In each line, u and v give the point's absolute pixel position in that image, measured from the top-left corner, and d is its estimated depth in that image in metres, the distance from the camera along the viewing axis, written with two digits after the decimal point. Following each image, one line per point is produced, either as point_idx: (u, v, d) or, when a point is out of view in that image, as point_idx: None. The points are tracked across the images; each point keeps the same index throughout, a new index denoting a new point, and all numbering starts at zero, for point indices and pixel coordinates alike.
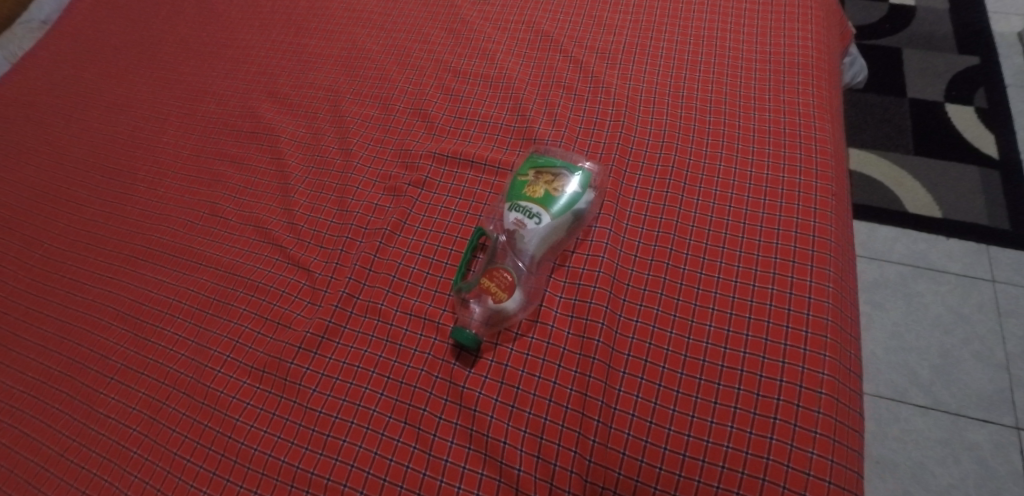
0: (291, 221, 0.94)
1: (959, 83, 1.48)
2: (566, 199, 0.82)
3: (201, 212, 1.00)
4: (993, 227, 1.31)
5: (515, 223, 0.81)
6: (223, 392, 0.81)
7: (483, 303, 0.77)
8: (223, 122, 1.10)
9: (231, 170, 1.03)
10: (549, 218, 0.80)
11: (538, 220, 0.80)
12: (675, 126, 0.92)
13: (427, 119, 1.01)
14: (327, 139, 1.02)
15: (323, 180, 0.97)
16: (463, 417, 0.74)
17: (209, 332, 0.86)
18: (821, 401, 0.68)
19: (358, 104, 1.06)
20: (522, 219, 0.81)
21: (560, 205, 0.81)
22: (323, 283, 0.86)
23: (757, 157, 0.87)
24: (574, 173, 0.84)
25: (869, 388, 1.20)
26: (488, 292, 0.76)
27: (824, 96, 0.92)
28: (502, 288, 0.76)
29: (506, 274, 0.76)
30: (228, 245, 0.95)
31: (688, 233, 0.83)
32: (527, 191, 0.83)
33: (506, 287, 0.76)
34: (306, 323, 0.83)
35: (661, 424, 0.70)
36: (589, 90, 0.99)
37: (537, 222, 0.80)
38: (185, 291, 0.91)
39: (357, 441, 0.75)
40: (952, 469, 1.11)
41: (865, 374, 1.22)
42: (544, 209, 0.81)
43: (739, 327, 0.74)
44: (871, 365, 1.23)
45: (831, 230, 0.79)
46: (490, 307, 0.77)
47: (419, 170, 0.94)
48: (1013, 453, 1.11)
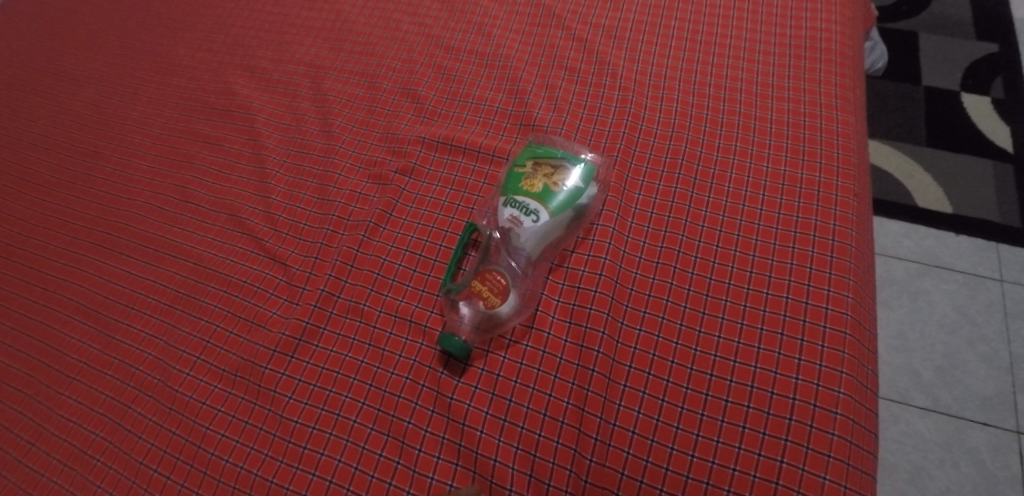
0: (267, 210, 0.86)
1: (976, 72, 1.42)
2: (566, 195, 0.75)
3: (171, 198, 0.92)
4: (1004, 224, 1.26)
5: (511, 220, 0.74)
6: (193, 397, 0.75)
7: (473, 307, 0.71)
8: (195, 98, 1.02)
9: (205, 151, 0.96)
10: (548, 216, 0.74)
11: (535, 218, 0.74)
12: (684, 115, 0.86)
13: (417, 100, 0.94)
14: (307, 119, 0.95)
15: (303, 164, 0.90)
16: (450, 430, 0.69)
17: (178, 330, 0.80)
18: (837, 423, 0.63)
19: (341, 82, 0.98)
20: (518, 216, 0.74)
21: (559, 201, 0.75)
22: (302, 280, 0.79)
23: (774, 151, 0.81)
24: (576, 166, 0.78)
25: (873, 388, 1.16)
26: (480, 296, 0.70)
27: (848, 85, 0.85)
28: (495, 292, 0.70)
29: (500, 277, 0.70)
30: (200, 234, 0.87)
31: (698, 233, 0.77)
32: (524, 184, 0.77)
33: (500, 293, 0.70)
34: (282, 323, 0.77)
35: (663, 443, 0.65)
36: (594, 72, 0.91)
37: (536, 219, 0.74)
38: (152, 284, 0.85)
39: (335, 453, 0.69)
40: (950, 473, 1.08)
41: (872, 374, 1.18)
42: (542, 206, 0.74)
43: (750, 340, 0.69)
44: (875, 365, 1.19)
45: (853, 234, 0.74)
46: (482, 311, 0.71)
47: (407, 156, 0.87)
48: (1013, 458, 1.08)
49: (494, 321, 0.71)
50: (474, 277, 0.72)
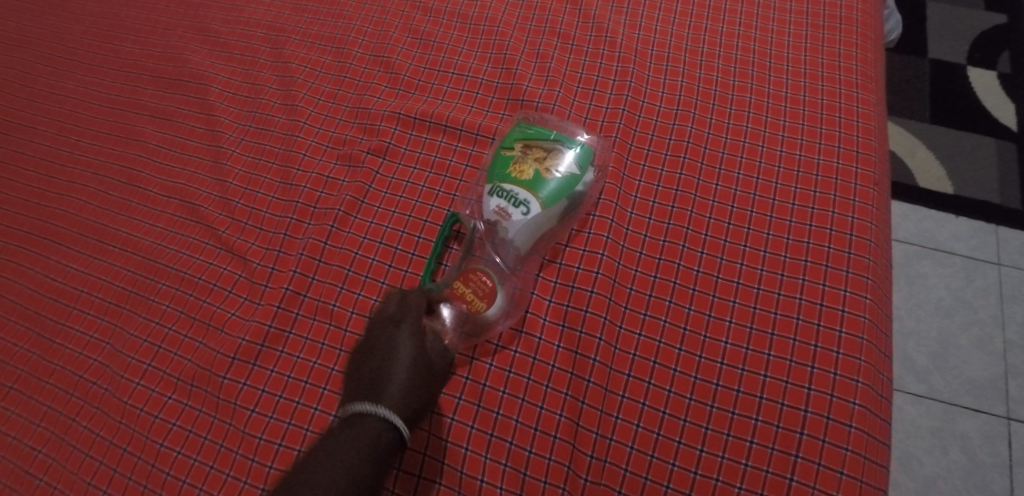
0: (222, 195, 0.77)
1: (983, 44, 1.36)
2: (559, 182, 0.68)
3: (115, 180, 0.82)
4: (1005, 206, 1.22)
5: (497, 212, 0.67)
6: (144, 410, 0.66)
7: (458, 311, 0.65)
8: (139, 65, 0.90)
9: (152, 126, 0.85)
10: (539, 207, 0.67)
11: (525, 210, 0.66)
12: (691, 92, 0.79)
13: (391, 70, 0.84)
14: (268, 90, 0.84)
15: (262, 143, 0.80)
16: (432, 447, 0.65)
17: (126, 333, 0.71)
18: (850, 437, 0.61)
19: (306, 47, 0.88)
20: (506, 207, 0.67)
21: (551, 190, 0.67)
22: (263, 277, 0.71)
23: (789, 134, 0.75)
24: (570, 149, 0.70)
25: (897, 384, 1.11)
26: (465, 298, 0.64)
27: (870, 59, 0.80)
28: (480, 296, 0.63)
29: (485, 278, 0.64)
30: (148, 223, 0.78)
31: (704, 227, 0.72)
32: (513, 170, 0.69)
33: (487, 295, 0.63)
34: (241, 327, 0.68)
35: (664, 459, 0.62)
36: (590, 41, 0.83)
37: (526, 211, 0.66)
38: (94, 281, 0.75)
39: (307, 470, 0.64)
40: (940, 459, 1.05)
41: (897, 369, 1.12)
42: (533, 196, 0.67)
43: (759, 346, 0.66)
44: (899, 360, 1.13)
45: (872, 228, 0.70)
46: (468, 314, 0.65)
47: (380, 134, 0.78)
48: (1001, 444, 1.06)
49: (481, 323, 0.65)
50: (457, 277, 0.65)
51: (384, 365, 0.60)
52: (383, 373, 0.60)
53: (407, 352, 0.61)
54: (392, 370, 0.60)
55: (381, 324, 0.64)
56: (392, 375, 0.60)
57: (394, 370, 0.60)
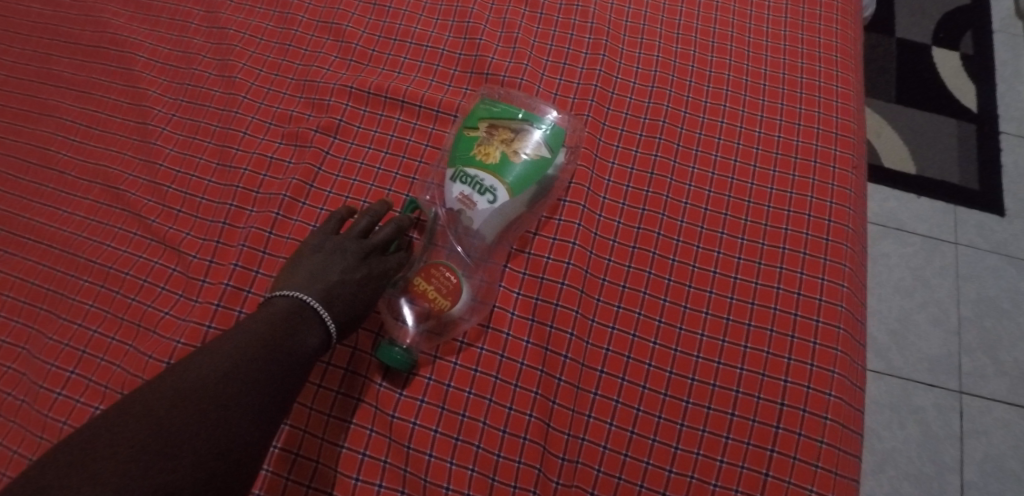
0: (152, 179, 0.69)
1: (947, 23, 1.36)
2: (526, 166, 0.62)
3: (27, 162, 0.73)
4: (963, 186, 1.23)
5: (461, 200, 0.62)
6: (66, 423, 0.59)
7: (418, 309, 0.60)
8: (54, 29, 0.80)
9: (69, 100, 0.76)
10: (506, 194, 0.61)
11: (491, 198, 0.61)
12: (667, 67, 0.74)
13: (342, 39, 0.76)
14: (202, 60, 0.76)
15: (197, 119, 0.72)
16: (393, 453, 0.60)
17: (44, 338, 0.63)
18: (825, 429, 0.59)
19: (245, 11, 0.79)
20: (471, 195, 0.62)
21: (519, 175, 0.62)
22: (200, 271, 0.64)
23: (768, 114, 0.72)
24: (540, 129, 0.64)
25: (875, 364, 1.11)
26: (427, 296, 0.59)
27: (849, 37, 0.77)
28: (444, 293, 0.59)
29: (449, 274, 0.59)
30: (67, 211, 0.69)
31: (680, 212, 0.68)
32: (477, 151, 0.63)
33: (451, 292, 0.59)
34: (176, 328, 0.61)
35: (637, 458, 0.59)
36: (559, 10, 0.77)
37: (492, 200, 0.61)
38: (5, 278, 0.67)
39: (259, 481, 0.59)
40: (897, 434, 1.06)
41: (873, 349, 1.12)
42: (500, 181, 0.61)
43: (736, 338, 0.63)
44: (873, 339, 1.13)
45: (850, 213, 0.67)
46: (430, 313, 0.60)
47: (330, 111, 0.71)
48: (954, 416, 1.08)
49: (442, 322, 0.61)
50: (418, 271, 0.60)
51: (350, 282, 0.57)
52: (345, 287, 0.57)
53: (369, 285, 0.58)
54: (356, 295, 0.57)
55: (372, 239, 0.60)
56: (353, 298, 0.57)
57: (358, 295, 0.57)
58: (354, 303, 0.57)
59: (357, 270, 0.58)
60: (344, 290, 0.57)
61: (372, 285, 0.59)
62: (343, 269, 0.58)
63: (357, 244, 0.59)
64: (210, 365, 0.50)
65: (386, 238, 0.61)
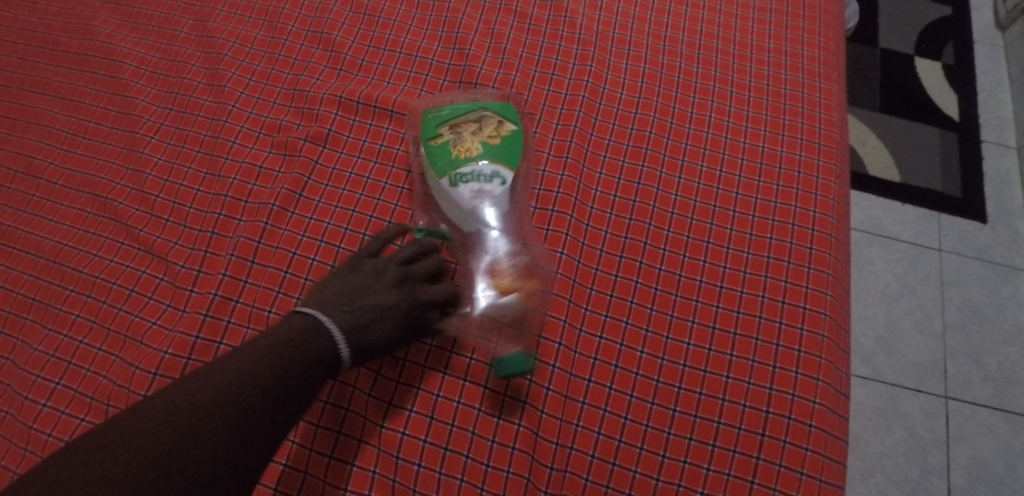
0: (140, 188, 0.69)
1: (930, 34, 1.38)
2: (509, 142, 0.63)
3: (13, 171, 0.72)
4: (947, 194, 1.24)
5: (476, 196, 0.60)
6: (50, 434, 0.58)
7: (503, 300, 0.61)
8: (41, 37, 0.80)
9: (56, 108, 0.75)
10: (510, 172, 0.62)
11: (499, 180, 0.61)
12: (653, 79, 0.75)
13: (332, 48, 0.76)
14: (191, 68, 0.76)
15: (185, 128, 0.72)
16: (382, 464, 0.60)
17: (29, 348, 0.63)
18: (810, 436, 0.60)
19: (234, 19, 0.79)
20: (482, 186, 0.60)
21: (508, 153, 0.62)
22: (188, 280, 0.64)
23: (753, 124, 0.73)
24: (493, 111, 0.65)
25: (862, 370, 1.12)
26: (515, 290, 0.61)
27: (832, 49, 0.78)
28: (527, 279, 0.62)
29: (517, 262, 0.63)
30: (53, 220, 0.69)
31: (667, 222, 0.68)
32: (458, 152, 0.62)
33: (528, 273, 0.63)
34: (163, 338, 0.61)
35: (625, 466, 0.60)
36: (548, 20, 0.78)
37: (502, 181, 0.61)
38: None
39: None
40: (884, 439, 1.07)
41: (859, 354, 1.13)
42: (499, 165, 0.61)
43: (722, 346, 0.63)
44: (860, 345, 1.14)
45: (833, 222, 0.68)
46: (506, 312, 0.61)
47: (320, 120, 0.71)
48: (940, 421, 1.09)
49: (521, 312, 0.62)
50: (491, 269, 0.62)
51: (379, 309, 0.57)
52: (374, 313, 0.57)
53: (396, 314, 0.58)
54: (379, 321, 0.56)
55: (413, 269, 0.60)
56: (374, 322, 0.56)
57: (382, 322, 0.56)
58: (374, 328, 0.56)
59: (388, 295, 0.58)
60: (369, 314, 0.56)
61: (400, 313, 0.58)
62: (376, 292, 0.57)
63: (395, 270, 0.59)
64: (233, 362, 0.52)
65: (426, 269, 0.61)
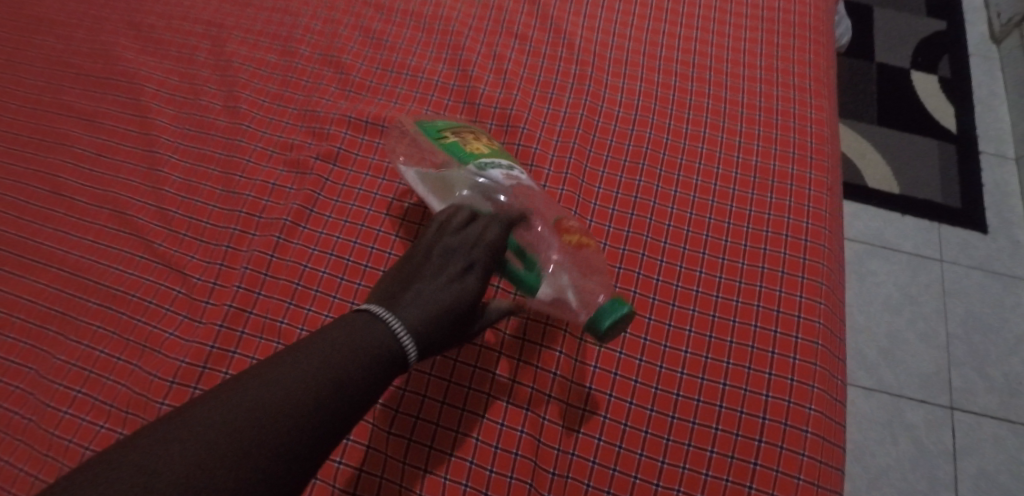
0: (159, 205, 0.72)
1: (926, 49, 1.41)
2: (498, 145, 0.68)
3: (38, 189, 0.76)
4: (946, 205, 1.26)
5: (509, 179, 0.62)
6: (72, 441, 0.61)
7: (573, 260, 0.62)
8: (66, 62, 0.84)
9: (79, 129, 0.79)
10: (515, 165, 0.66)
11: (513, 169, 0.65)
12: (649, 97, 0.78)
13: (341, 71, 0.80)
14: (208, 91, 0.80)
15: (202, 147, 0.76)
16: (389, 469, 0.62)
17: (51, 358, 0.65)
18: (807, 442, 0.61)
19: (249, 44, 0.83)
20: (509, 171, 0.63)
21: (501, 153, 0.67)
22: (204, 293, 0.66)
23: (746, 140, 0.75)
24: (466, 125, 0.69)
25: (866, 381, 1.13)
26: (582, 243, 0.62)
27: (823, 66, 0.80)
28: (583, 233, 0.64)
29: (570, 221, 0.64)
30: (76, 236, 0.72)
31: (664, 234, 0.71)
32: (471, 148, 0.63)
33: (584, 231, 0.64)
34: (180, 348, 0.64)
35: (626, 472, 0.61)
36: (548, 42, 0.81)
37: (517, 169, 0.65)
38: (14, 300, 0.69)
39: None
40: (890, 450, 1.08)
41: (862, 365, 1.14)
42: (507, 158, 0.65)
43: (719, 354, 0.65)
44: (863, 356, 1.15)
45: (826, 233, 0.70)
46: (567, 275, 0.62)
47: (330, 139, 0.75)
48: (945, 433, 1.09)
49: (586, 272, 0.62)
50: (552, 234, 0.62)
51: (435, 285, 0.55)
52: (429, 289, 0.55)
53: (453, 287, 0.56)
54: (439, 298, 0.55)
55: (463, 234, 0.58)
56: (435, 301, 0.54)
57: (443, 301, 0.55)
58: (436, 307, 0.54)
59: (443, 273, 0.56)
60: (427, 296, 0.55)
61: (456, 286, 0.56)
62: (431, 272, 0.56)
63: (449, 242, 0.58)
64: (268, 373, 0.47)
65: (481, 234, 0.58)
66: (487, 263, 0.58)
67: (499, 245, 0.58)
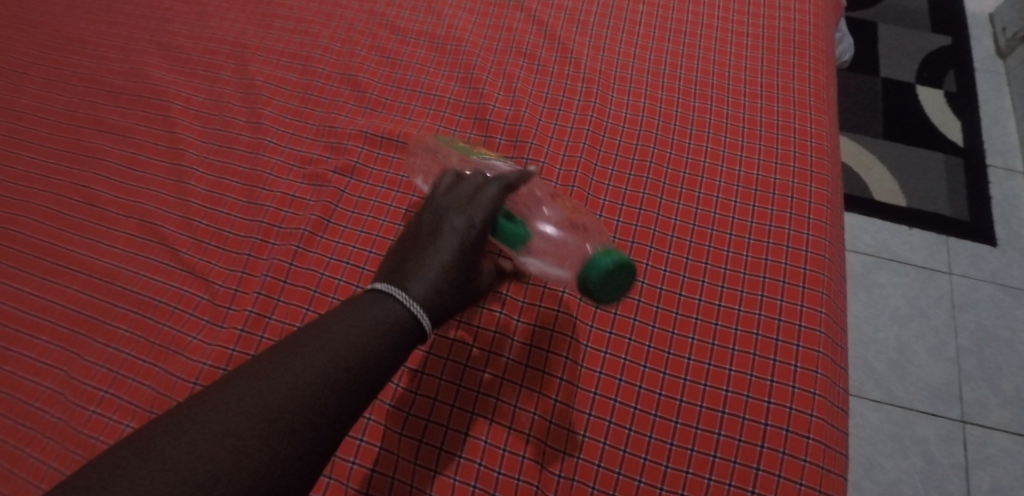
0: (184, 215, 0.76)
1: (931, 64, 1.43)
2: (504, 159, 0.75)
3: (71, 200, 0.80)
4: (954, 218, 1.27)
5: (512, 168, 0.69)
6: (98, 439, 0.64)
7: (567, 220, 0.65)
8: (99, 80, 0.89)
9: (111, 144, 0.83)
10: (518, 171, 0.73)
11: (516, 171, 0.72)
12: (653, 112, 0.81)
13: (358, 88, 0.84)
14: (232, 108, 0.84)
15: (226, 161, 0.79)
16: (400, 470, 0.64)
17: (81, 360, 0.69)
18: (808, 448, 0.62)
19: (271, 64, 0.87)
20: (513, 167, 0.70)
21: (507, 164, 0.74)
22: (226, 299, 0.70)
23: (747, 154, 0.78)
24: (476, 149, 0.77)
25: (875, 393, 1.13)
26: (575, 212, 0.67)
27: (823, 82, 0.83)
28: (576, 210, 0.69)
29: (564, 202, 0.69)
30: (106, 244, 0.76)
31: (667, 244, 0.73)
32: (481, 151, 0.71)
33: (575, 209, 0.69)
34: (203, 351, 0.67)
35: (630, 476, 0.63)
36: (555, 60, 0.85)
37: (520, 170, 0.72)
38: (47, 305, 0.73)
39: None
40: (900, 464, 1.07)
41: (871, 377, 1.14)
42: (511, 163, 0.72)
43: (721, 361, 0.67)
44: (872, 368, 1.15)
45: (826, 244, 0.72)
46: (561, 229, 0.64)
47: (347, 153, 0.78)
48: (958, 446, 1.08)
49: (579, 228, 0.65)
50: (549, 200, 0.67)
51: (434, 249, 0.57)
52: (429, 253, 0.56)
53: (452, 247, 0.57)
54: (440, 259, 0.56)
55: (456, 197, 0.60)
56: (435, 264, 0.56)
57: (443, 262, 0.56)
58: (438, 267, 0.56)
59: (441, 236, 0.58)
60: (428, 259, 0.56)
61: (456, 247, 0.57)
62: (429, 236, 0.58)
63: (444, 207, 0.60)
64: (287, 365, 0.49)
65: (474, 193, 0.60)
66: (483, 219, 0.59)
67: (494, 199, 0.60)
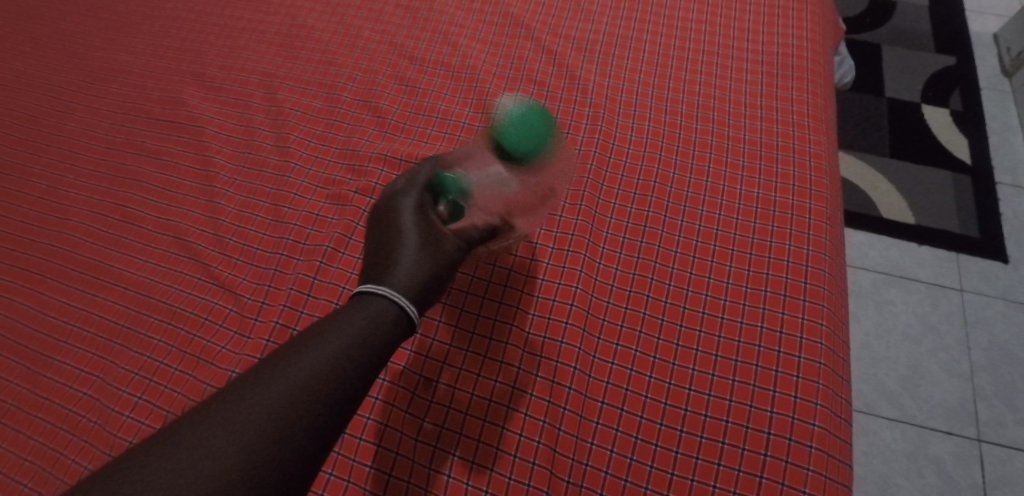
0: (215, 232, 0.81)
1: (937, 84, 1.45)
2: None
3: (110, 218, 0.85)
4: (963, 235, 1.28)
5: None
6: (132, 441, 0.68)
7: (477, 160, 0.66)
8: (138, 107, 0.95)
9: (148, 166, 0.89)
10: None
11: None
12: (657, 135, 0.85)
13: (379, 114, 0.89)
14: (261, 133, 0.89)
15: (255, 183, 0.85)
16: (416, 474, 0.67)
17: (117, 367, 0.73)
18: (811, 457, 0.63)
19: (298, 92, 0.93)
20: None
21: None
22: (253, 310, 0.74)
23: (748, 174, 0.81)
24: None
25: (887, 411, 1.13)
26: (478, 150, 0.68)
27: (820, 104, 0.86)
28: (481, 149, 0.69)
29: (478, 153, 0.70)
30: (142, 259, 0.81)
31: (671, 260, 0.76)
32: None
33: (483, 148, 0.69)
34: (231, 360, 0.71)
35: (637, 482, 0.65)
36: (564, 86, 0.89)
37: None
38: (87, 316, 0.78)
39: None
40: (915, 482, 1.07)
41: (883, 394, 1.15)
42: None
43: (725, 372, 0.69)
44: (883, 385, 1.15)
45: (826, 259, 0.74)
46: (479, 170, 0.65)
47: (368, 175, 0.83)
48: (974, 465, 1.08)
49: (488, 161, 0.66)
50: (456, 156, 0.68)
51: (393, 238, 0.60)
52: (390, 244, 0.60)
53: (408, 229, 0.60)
54: (399, 244, 0.59)
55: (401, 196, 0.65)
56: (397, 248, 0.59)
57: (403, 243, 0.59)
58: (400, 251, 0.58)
59: (395, 230, 0.60)
60: (390, 248, 0.59)
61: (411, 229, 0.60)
62: (385, 236, 0.61)
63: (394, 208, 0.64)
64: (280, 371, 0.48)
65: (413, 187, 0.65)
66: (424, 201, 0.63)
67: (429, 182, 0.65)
